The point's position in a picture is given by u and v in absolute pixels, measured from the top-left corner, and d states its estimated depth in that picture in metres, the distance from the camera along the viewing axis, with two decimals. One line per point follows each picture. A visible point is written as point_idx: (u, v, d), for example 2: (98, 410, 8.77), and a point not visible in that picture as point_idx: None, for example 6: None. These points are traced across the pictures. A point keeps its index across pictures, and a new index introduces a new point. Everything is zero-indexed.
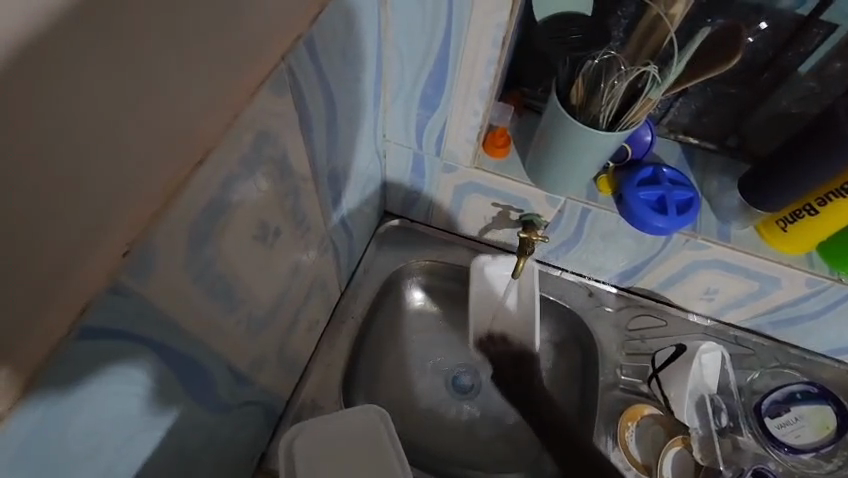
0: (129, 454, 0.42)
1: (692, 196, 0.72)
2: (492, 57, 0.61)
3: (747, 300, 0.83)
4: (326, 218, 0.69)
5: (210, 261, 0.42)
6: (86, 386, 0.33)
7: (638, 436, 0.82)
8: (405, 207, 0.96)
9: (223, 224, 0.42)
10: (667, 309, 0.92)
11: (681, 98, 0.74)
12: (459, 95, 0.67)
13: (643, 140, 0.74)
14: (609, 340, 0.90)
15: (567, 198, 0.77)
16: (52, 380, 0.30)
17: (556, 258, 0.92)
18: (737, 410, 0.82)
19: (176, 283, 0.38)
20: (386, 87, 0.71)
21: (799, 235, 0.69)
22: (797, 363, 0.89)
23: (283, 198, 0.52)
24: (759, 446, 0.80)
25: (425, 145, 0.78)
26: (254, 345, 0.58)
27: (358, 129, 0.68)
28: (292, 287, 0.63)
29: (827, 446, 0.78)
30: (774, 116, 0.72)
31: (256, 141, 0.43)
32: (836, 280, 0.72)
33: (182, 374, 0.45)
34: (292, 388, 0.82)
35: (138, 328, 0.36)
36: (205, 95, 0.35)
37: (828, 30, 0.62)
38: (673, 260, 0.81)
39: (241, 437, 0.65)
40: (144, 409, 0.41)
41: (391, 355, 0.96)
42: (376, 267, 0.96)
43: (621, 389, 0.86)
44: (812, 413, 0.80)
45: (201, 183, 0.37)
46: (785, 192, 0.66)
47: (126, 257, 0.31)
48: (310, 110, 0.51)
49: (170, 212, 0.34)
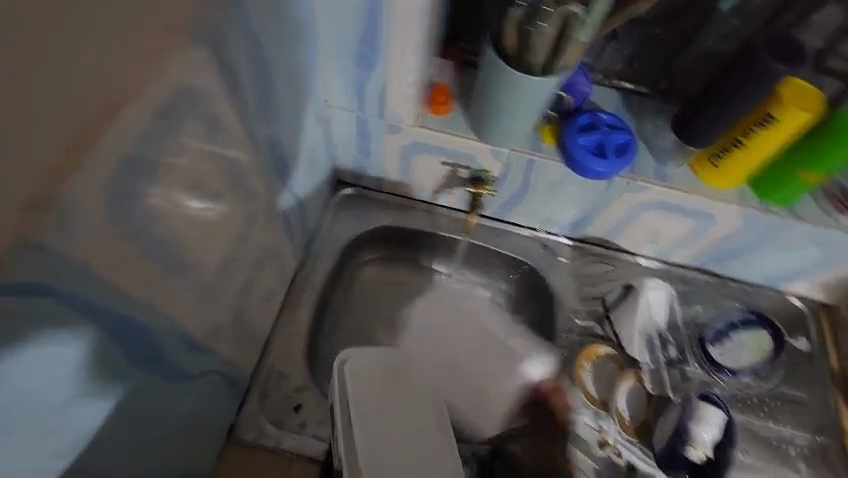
0: (74, 420, 0.41)
1: (629, 139, 0.74)
2: (421, 10, 0.61)
3: (688, 238, 0.87)
4: (272, 185, 0.68)
5: (140, 220, 0.41)
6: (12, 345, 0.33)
7: (595, 375, 0.86)
8: (357, 175, 0.96)
9: (150, 180, 0.41)
10: (617, 256, 0.95)
11: (613, 42, 0.76)
12: (395, 53, 0.67)
13: (580, 89, 0.76)
14: (564, 289, 0.93)
15: (511, 150, 0.78)
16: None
17: (508, 214, 0.94)
18: (684, 343, 0.88)
19: (101, 239, 0.37)
20: (321, 49, 0.70)
21: (728, 169, 0.72)
22: (737, 294, 0.93)
23: (219, 159, 0.51)
24: (706, 374, 0.86)
25: (367, 107, 0.77)
26: (207, 314, 0.58)
27: (296, 92, 0.67)
28: (242, 255, 0.63)
29: (764, 366, 0.85)
30: (701, 56, 0.75)
31: (178, 96, 0.42)
32: (763, 210, 0.76)
33: (125, 340, 0.44)
34: (256, 360, 0.82)
35: (63, 288, 0.35)
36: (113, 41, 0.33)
37: None
38: (616, 205, 0.84)
39: (204, 408, 0.65)
40: (85, 373, 0.40)
41: (355, 322, 0.97)
42: (333, 237, 0.95)
43: (577, 334, 0.89)
44: (751, 339, 0.87)
45: (119, 133, 0.36)
46: (710, 127, 0.69)
47: (33, 207, 0.31)
48: (238, 68, 0.50)
49: (82, 164, 0.33)
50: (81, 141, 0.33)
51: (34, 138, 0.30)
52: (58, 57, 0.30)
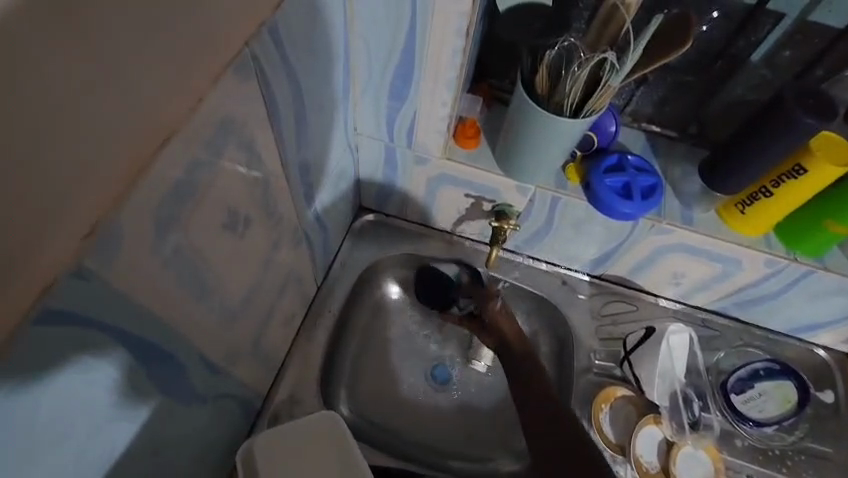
0: (95, 445, 0.42)
1: (655, 182, 0.74)
2: (456, 48, 0.63)
3: (711, 283, 0.85)
4: (300, 211, 0.69)
5: (177, 248, 0.42)
6: (61, 369, 0.34)
7: (612, 417, 0.84)
8: (380, 202, 0.96)
9: (189, 208, 0.42)
10: (637, 296, 0.94)
11: (643, 86, 0.76)
12: (427, 87, 0.69)
13: (608, 130, 0.76)
14: (583, 328, 0.92)
15: (537, 188, 0.78)
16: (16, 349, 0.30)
17: (529, 249, 0.94)
18: (705, 389, 0.86)
19: (140, 265, 0.38)
20: (355, 79, 0.71)
21: (757, 217, 0.72)
22: (761, 343, 0.91)
23: (253, 186, 0.52)
24: (727, 422, 0.85)
25: (396, 137, 0.78)
26: (224, 338, 0.58)
27: (326, 126, 0.68)
28: (265, 278, 0.64)
29: (788, 418, 0.83)
30: (730, 103, 0.74)
31: (221, 126, 0.43)
32: (792, 259, 0.75)
33: (151, 364, 0.45)
34: (268, 388, 0.81)
35: (98, 313, 0.36)
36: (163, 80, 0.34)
37: (777, 19, 0.65)
38: (640, 245, 0.83)
39: (217, 429, 0.65)
40: (110, 401, 0.41)
41: (369, 349, 0.96)
42: (354, 262, 0.95)
43: (595, 373, 0.88)
44: (775, 389, 0.84)
45: (170, 157, 0.37)
46: (738, 176, 0.70)
47: (90, 237, 0.32)
48: (277, 103, 0.52)
49: (141, 184, 0.35)
50: (133, 174, 0.35)
51: (104, 159, 0.32)
52: (137, 82, 0.32)
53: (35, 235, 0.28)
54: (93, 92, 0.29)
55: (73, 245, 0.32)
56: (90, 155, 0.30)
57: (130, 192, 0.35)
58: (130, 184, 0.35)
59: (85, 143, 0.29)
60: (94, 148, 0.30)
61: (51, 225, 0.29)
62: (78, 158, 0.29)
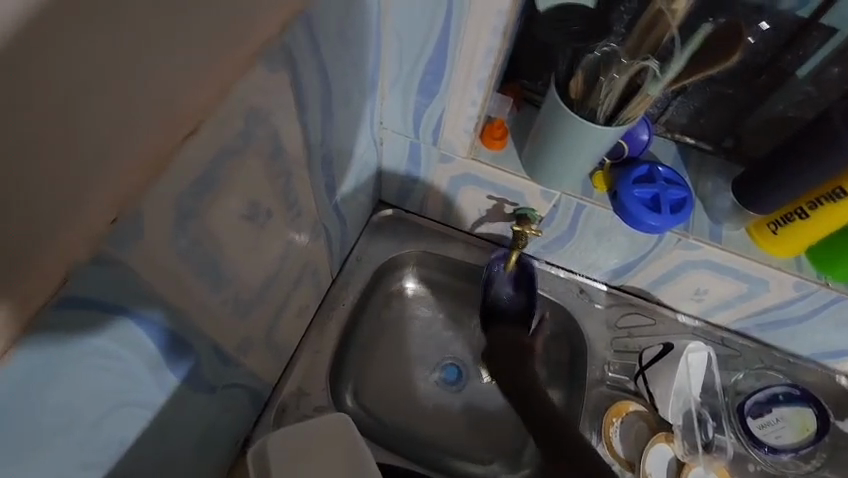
0: (109, 429, 0.42)
1: (685, 195, 0.72)
2: (491, 46, 0.61)
3: (734, 302, 0.83)
4: (320, 203, 0.69)
5: (198, 236, 0.42)
6: (78, 354, 0.34)
7: (622, 432, 0.83)
8: (400, 197, 0.95)
9: (210, 198, 0.42)
10: (656, 310, 0.92)
11: (681, 96, 0.73)
12: (458, 85, 0.68)
13: (640, 139, 0.74)
14: (598, 338, 0.90)
15: (562, 194, 0.76)
16: (32, 335, 0.30)
17: (548, 255, 0.92)
18: (720, 410, 0.85)
19: (160, 253, 0.38)
20: (384, 73, 0.70)
21: (789, 238, 0.70)
22: (781, 366, 0.89)
23: (276, 177, 0.52)
24: (741, 445, 0.83)
25: (422, 133, 0.77)
26: (237, 327, 0.58)
27: (352, 119, 0.67)
28: (283, 269, 0.64)
29: (805, 447, 0.81)
30: (769, 119, 0.72)
31: (248, 115, 0.42)
32: (823, 284, 0.73)
33: (166, 351, 0.45)
34: (278, 377, 0.81)
35: (115, 298, 0.36)
36: (189, 70, 0.34)
37: (828, 34, 0.62)
38: (664, 259, 0.80)
39: (225, 417, 0.65)
40: (124, 389, 0.41)
41: (379, 345, 0.96)
42: (369, 257, 0.95)
43: (607, 386, 0.87)
44: (793, 416, 0.82)
45: (196, 146, 0.37)
46: (774, 195, 0.67)
47: (115, 224, 0.32)
48: (305, 93, 0.51)
49: (166, 173, 0.35)
50: (159, 165, 0.34)
51: (127, 146, 0.31)
52: (162, 69, 0.31)
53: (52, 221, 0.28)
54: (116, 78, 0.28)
55: (93, 234, 0.31)
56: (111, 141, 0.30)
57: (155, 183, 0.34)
58: (154, 174, 0.34)
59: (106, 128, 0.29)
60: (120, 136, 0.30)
61: (75, 212, 0.29)
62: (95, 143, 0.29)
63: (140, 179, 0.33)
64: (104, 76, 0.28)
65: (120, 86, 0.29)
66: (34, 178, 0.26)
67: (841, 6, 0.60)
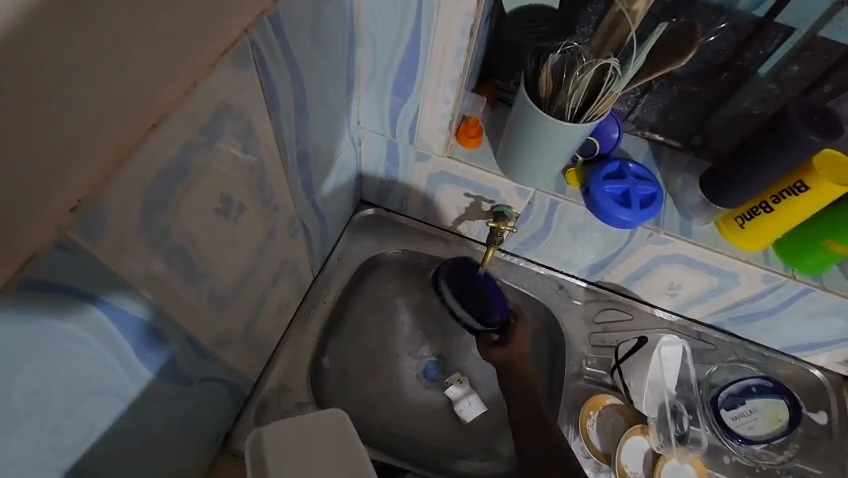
0: (77, 417, 0.42)
1: (655, 191, 0.74)
2: (461, 46, 0.63)
3: (707, 296, 0.85)
4: (297, 200, 0.70)
5: (167, 228, 0.43)
6: (46, 340, 0.35)
7: (599, 425, 0.84)
8: (381, 197, 0.96)
9: (180, 190, 0.43)
10: (634, 305, 0.93)
11: (648, 94, 0.75)
12: (431, 85, 0.69)
13: (611, 136, 0.76)
14: (576, 334, 0.91)
15: (536, 191, 0.78)
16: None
17: (526, 252, 0.93)
18: (695, 403, 0.86)
19: (130, 241, 0.39)
20: (359, 74, 0.72)
21: (755, 232, 0.72)
22: (754, 359, 0.91)
23: (248, 172, 0.53)
24: (716, 437, 0.85)
25: (398, 133, 0.79)
26: (213, 321, 0.58)
27: (328, 118, 0.68)
28: (258, 265, 0.64)
29: (778, 437, 0.82)
30: (735, 116, 0.74)
31: (218, 111, 0.43)
32: (790, 276, 0.75)
33: (137, 342, 0.45)
34: (259, 373, 0.82)
35: (82, 286, 0.36)
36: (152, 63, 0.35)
37: (786, 33, 0.64)
38: (637, 254, 0.82)
39: (203, 412, 0.66)
40: (93, 377, 0.42)
41: (361, 343, 0.96)
42: (351, 255, 0.96)
43: (585, 380, 0.88)
44: (766, 407, 0.84)
45: (163, 139, 0.38)
46: (739, 189, 0.69)
47: (76, 212, 0.32)
48: (277, 91, 0.52)
49: (131, 164, 0.35)
50: (123, 155, 0.35)
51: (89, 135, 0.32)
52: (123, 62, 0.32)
53: (14, 208, 0.29)
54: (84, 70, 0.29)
55: (55, 221, 0.32)
56: (71, 130, 0.31)
57: (116, 173, 0.34)
58: (118, 163, 0.35)
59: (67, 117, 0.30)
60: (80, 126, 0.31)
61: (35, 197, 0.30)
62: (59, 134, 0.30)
63: (102, 168, 0.34)
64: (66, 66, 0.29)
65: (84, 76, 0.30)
66: None
67: (795, 4, 0.61)
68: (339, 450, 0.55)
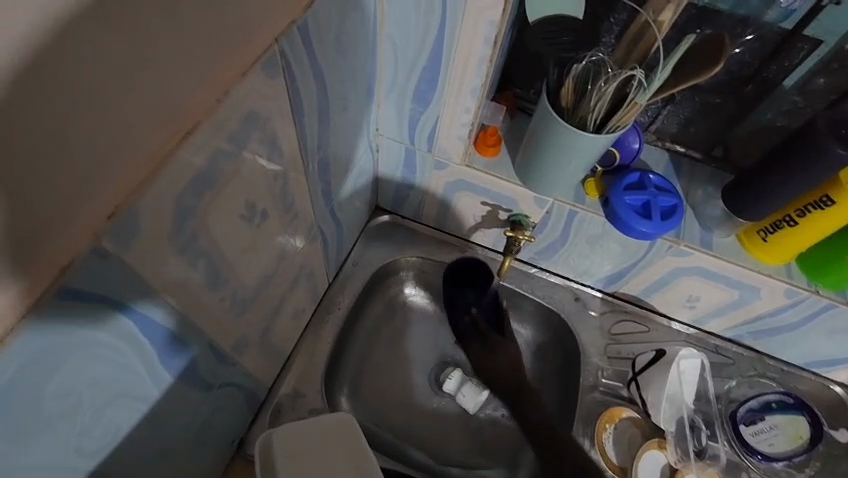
0: (103, 422, 0.42)
1: (676, 202, 0.73)
2: (483, 55, 0.63)
3: (726, 309, 0.84)
4: (316, 207, 0.70)
5: (194, 235, 0.43)
6: (78, 347, 0.35)
7: (616, 437, 0.83)
8: (396, 204, 0.96)
9: (208, 199, 0.43)
10: (651, 317, 0.92)
11: (670, 105, 0.74)
12: (451, 93, 0.69)
13: (631, 147, 0.76)
14: (591, 344, 0.90)
15: (554, 200, 0.77)
16: (33, 326, 0.30)
17: (543, 261, 0.93)
18: (713, 417, 0.84)
19: (160, 247, 0.39)
20: (380, 82, 0.72)
21: (778, 246, 0.71)
22: (774, 374, 0.89)
23: (272, 180, 0.53)
24: (734, 453, 0.83)
25: (417, 141, 0.79)
26: (233, 328, 0.59)
27: (349, 123, 0.68)
28: (277, 272, 0.65)
29: (799, 455, 0.80)
30: (758, 128, 0.73)
31: (246, 120, 0.44)
32: (814, 291, 0.73)
33: (161, 347, 0.45)
34: (273, 379, 0.82)
35: (117, 292, 0.37)
36: (188, 73, 0.35)
37: (813, 45, 0.63)
38: (655, 266, 0.81)
39: (219, 417, 0.66)
40: (117, 384, 0.42)
41: (375, 350, 0.96)
42: (365, 262, 0.95)
43: (601, 392, 0.87)
44: (787, 423, 0.82)
45: (194, 148, 0.38)
46: (762, 202, 0.68)
47: (112, 219, 0.33)
48: (302, 99, 0.52)
49: (164, 173, 0.36)
50: (157, 164, 0.35)
51: (125, 142, 0.32)
52: (162, 71, 0.32)
53: (52, 214, 0.29)
54: (122, 78, 0.30)
55: (91, 228, 0.32)
56: (110, 140, 0.31)
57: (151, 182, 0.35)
58: (154, 169, 0.35)
59: (104, 126, 0.30)
60: (123, 128, 0.31)
61: (73, 205, 0.30)
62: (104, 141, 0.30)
63: (138, 175, 0.34)
64: (112, 77, 0.29)
65: (125, 85, 0.30)
66: (38, 169, 0.27)
67: (824, 16, 0.60)
68: (345, 450, 0.55)
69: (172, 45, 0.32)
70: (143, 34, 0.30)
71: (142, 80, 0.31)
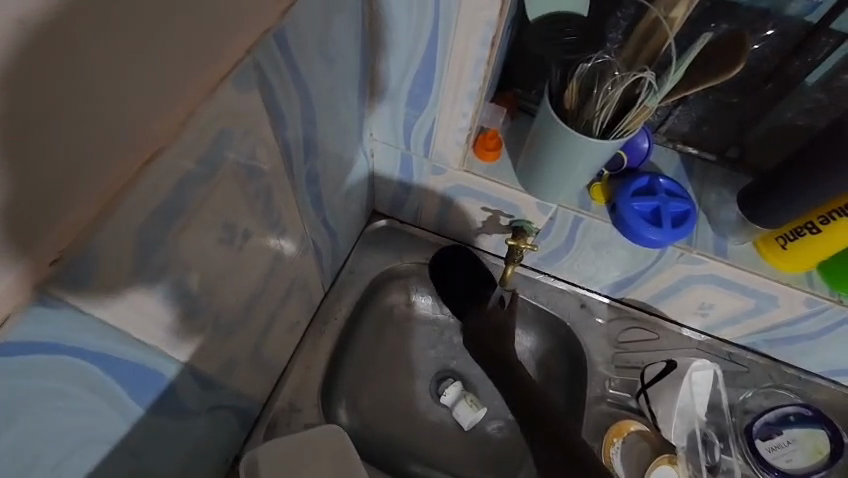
0: (71, 465, 0.40)
1: (688, 208, 0.69)
2: (480, 57, 0.59)
3: (741, 317, 0.79)
4: (307, 219, 0.66)
5: (164, 265, 0.40)
6: (29, 396, 0.33)
7: (624, 452, 0.79)
8: (394, 208, 0.92)
9: (178, 226, 0.39)
10: (661, 323, 0.88)
11: (681, 106, 0.70)
12: (448, 96, 0.65)
13: (640, 148, 0.71)
14: (598, 353, 0.87)
15: (559, 206, 0.73)
16: None
17: (547, 267, 0.89)
18: (728, 431, 0.80)
19: (123, 283, 0.36)
20: (372, 85, 0.68)
21: (797, 254, 0.67)
22: (792, 384, 0.85)
23: (254, 198, 0.50)
24: (749, 468, 0.79)
25: (413, 146, 0.75)
26: (218, 351, 0.56)
27: (340, 129, 0.64)
28: (265, 290, 0.61)
29: (819, 471, 0.76)
30: (776, 128, 0.68)
31: (219, 139, 0.40)
32: (836, 301, 0.69)
33: (132, 382, 0.43)
34: (268, 394, 0.79)
35: (72, 336, 0.34)
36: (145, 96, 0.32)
37: (838, 40, 0.58)
38: (666, 273, 0.77)
39: (209, 439, 0.64)
40: (84, 425, 0.39)
41: (374, 360, 0.93)
42: (363, 269, 0.92)
43: (608, 403, 0.84)
44: (805, 438, 0.78)
45: (156, 176, 0.34)
46: (784, 208, 0.64)
47: (57, 264, 0.30)
48: (283, 111, 0.48)
49: (121, 207, 0.32)
50: (114, 195, 0.32)
51: (70, 180, 0.29)
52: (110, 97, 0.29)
53: None
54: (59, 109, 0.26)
55: (34, 274, 0.29)
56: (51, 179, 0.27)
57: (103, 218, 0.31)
58: (108, 204, 0.32)
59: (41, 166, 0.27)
60: (67, 160, 0.28)
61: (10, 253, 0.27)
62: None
63: (89, 212, 0.31)
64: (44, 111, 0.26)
65: (62, 118, 0.27)
66: None
67: None
68: (330, 454, 0.62)
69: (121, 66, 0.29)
70: (84, 58, 0.27)
71: (85, 109, 0.28)
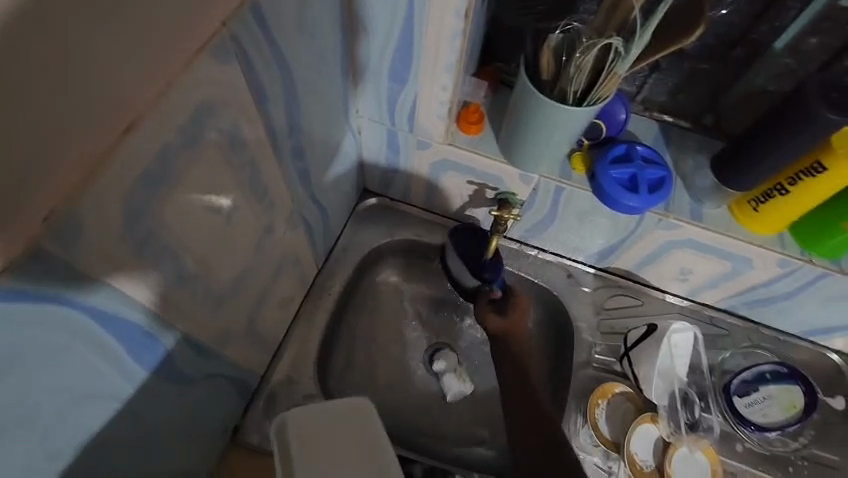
0: (71, 422, 0.42)
1: (664, 174, 0.71)
2: (456, 30, 0.60)
3: (719, 281, 0.82)
4: (294, 195, 0.69)
5: (152, 231, 0.42)
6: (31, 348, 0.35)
7: (608, 413, 0.83)
8: (384, 186, 0.94)
9: (164, 194, 0.42)
10: (644, 290, 0.91)
11: (656, 73, 0.72)
12: (427, 69, 0.67)
13: (617, 117, 0.73)
14: (584, 321, 0.89)
15: (540, 177, 0.75)
16: None
17: (533, 238, 0.91)
18: (707, 390, 0.85)
19: (113, 245, 0.38)
20: (354, 62, 0.70)
21: (770, 215, 0.69)
22: (770, 345, 0.88)
23: (239, 170, 0.52)
24: (728, 425, 0.83)
25: (397, 121, 0.77)
26: (211, 321, 0.58)
27: (323, 105, 0.66)
28: (256, 262, 0.64)
29: (793, 424, 0.80)
30: (749, 93, 0.70)
31: (199, 110, 0.42)
32: (806, 260, 0.72)
33: (126, 341, 0.45)
34: (265, 367, 0.82)
35: (69, 291, 0.36)
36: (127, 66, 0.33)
37: (804, 4, 0.61)
38: (645, 240, 0.80)
39: (207, 408, 0.67)
40: (82, 383, 0.42)
41: (368, 334, 0.96)
42: (354, 247, 0.94)
43: (594, 368, 0.87)
44: (781, 393, 0.82)
45: (138, 143, 0.37)
46: (756, 171, 0.66)
47: (48, 222, 0.32)
48: (264, 85, 0.50)
49: (104, 171, 0.34)
50: (97, 160, 0.34)
51: (60, 144, 0.30)
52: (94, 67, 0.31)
53: None
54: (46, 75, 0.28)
55: (29, 232, 0.31)
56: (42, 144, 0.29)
57: (93, 180, 0.34)
58: (93, 167, 0.34)
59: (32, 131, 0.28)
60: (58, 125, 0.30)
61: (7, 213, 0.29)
62: (35, 148, 0.29)
63: (76, 174, 0.33)
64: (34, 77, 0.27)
65: (51, 84, 0.28)
66: None
67: None
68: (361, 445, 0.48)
69: (104, 38, 0.31)
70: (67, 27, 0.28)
71: (73, 76, 0.30)
